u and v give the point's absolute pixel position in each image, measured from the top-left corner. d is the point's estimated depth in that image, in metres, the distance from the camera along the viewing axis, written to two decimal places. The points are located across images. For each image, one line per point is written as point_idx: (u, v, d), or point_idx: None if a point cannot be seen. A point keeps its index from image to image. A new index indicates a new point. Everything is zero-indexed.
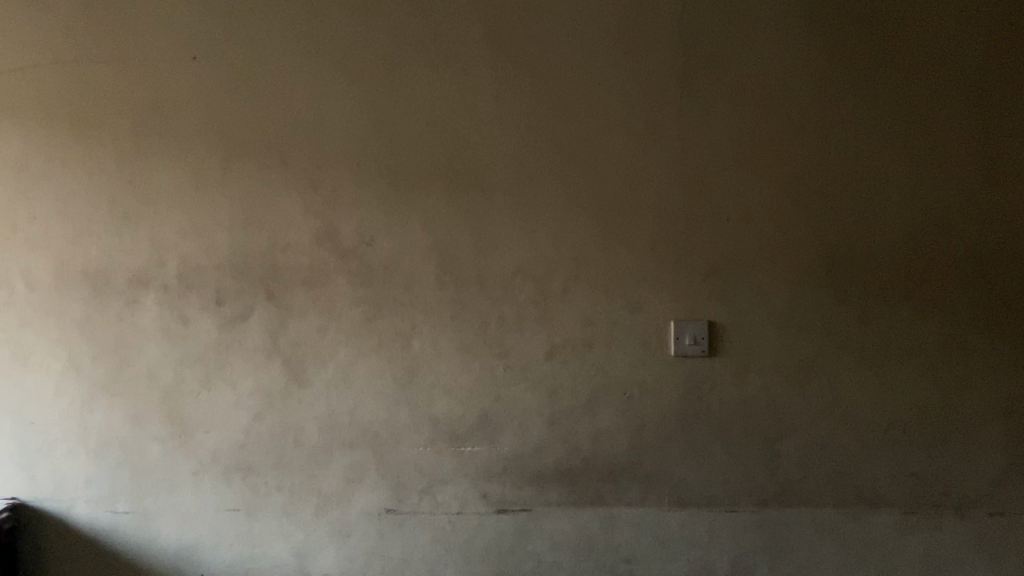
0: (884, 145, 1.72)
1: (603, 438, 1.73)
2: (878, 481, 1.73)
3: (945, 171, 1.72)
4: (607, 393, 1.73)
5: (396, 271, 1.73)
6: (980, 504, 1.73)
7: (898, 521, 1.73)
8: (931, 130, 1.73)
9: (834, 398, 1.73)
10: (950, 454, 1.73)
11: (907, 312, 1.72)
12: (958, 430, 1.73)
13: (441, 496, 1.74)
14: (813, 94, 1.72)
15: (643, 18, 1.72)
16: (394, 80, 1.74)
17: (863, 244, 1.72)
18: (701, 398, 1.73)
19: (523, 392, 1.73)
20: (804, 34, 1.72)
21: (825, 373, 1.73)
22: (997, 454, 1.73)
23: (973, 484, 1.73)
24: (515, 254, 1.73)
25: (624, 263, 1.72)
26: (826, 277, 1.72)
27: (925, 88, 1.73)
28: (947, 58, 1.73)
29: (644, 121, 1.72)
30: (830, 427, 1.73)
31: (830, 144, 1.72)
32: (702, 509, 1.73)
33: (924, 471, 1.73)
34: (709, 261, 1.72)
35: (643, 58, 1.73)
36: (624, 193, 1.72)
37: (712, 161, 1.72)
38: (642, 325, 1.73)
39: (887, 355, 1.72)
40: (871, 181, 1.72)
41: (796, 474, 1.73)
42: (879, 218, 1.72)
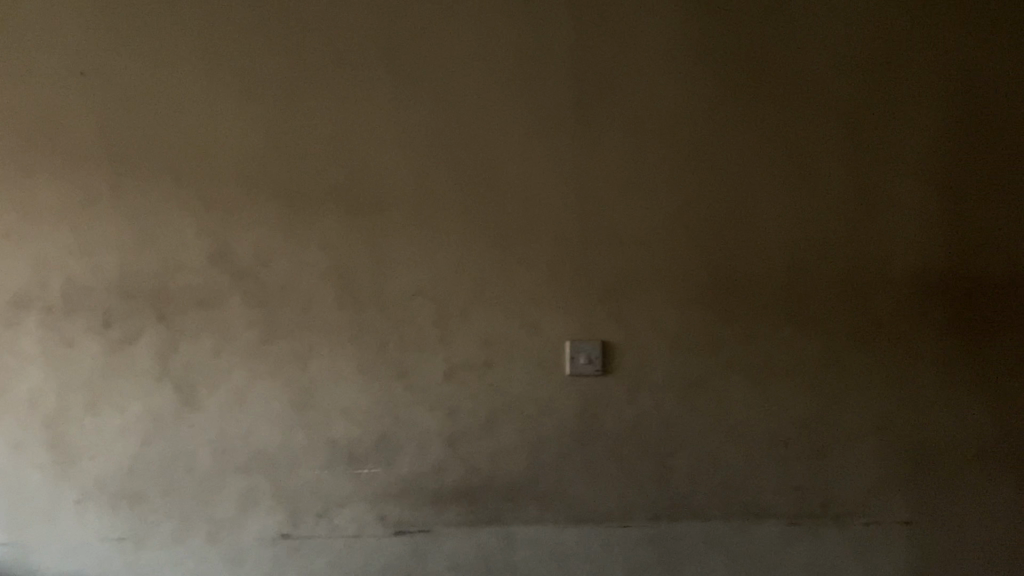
0: (767, 174, 1.81)
1: (502, 457, 1.75)
2: (763, 494, 1.81)
3: (822, 198, 1.83)
4: (505, 413, 1.75)
5: (293, 292, 1.72)
6: (856, 515, 1.83)
7: (781, 532, 1.81)
8: (810, 160, 1.83)
9: (722, 415, 1.80)
10: (830, 466, 1.82)
11: (789, 332, 1.81)
12: (836, 444, 1.82)
13: (338, 519, 1.73)
14: (701, 123, 1.80)
15: (540, 46, 1.77)
16: (292, 100, 1.73)
17: (747, 267, 1.81)
18: (596, 416, 1.77)
19: (421, 413, 1.74)
20: (691, 67, 1.80)
21: (713, 390, 1.80)
22: (873, 465, 1.83)
23: (851, 494, 1.83)
24: (414, 275, 1.74)
25: (522, 284, 1.76)
26: (714, 299, 1.80)
27: (807, 120, 1.83)
28: (823, 93, 1.83)
29: (542, 147, 1.77)
30: (718, 442, 1.80)
31: (716, 172, 1.80)
32: (597, 525, 1.78)
33: (805, 484, 1.82)
34: (604, 282, 1.78)
35: (540, 85, 1.77)
36: (522, 216, 1.76)
37: (607, 187, 1.78)
38: (539, 345, 1.76)
39: (773, 372, 1.81)
40: (758, 208, 1.81)
41: (686, 488, 1.79)
42: (767, 243, 1.81)
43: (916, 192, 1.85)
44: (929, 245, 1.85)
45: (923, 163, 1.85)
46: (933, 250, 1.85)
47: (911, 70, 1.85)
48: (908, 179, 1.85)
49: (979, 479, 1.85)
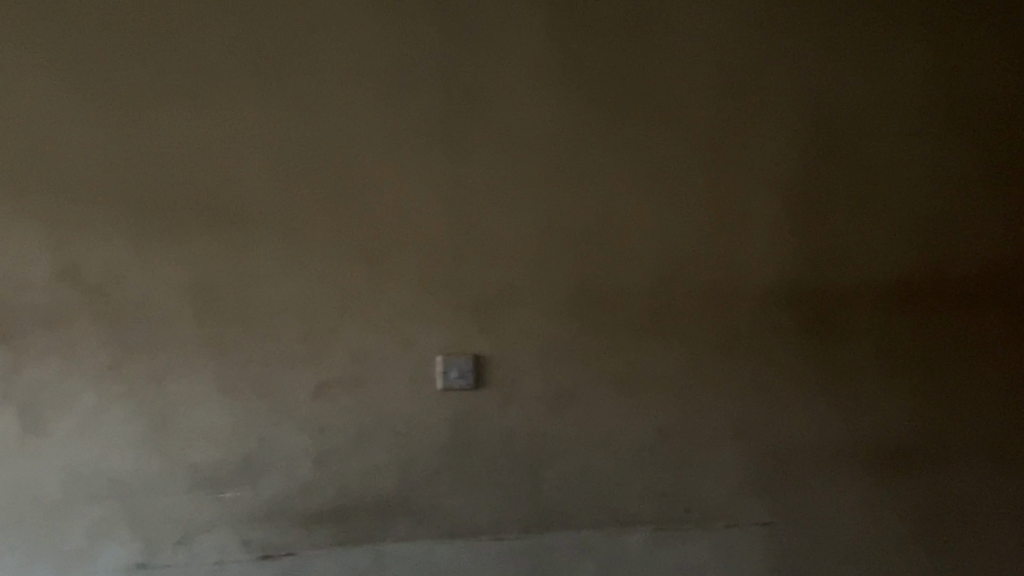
0: (631, 189, 1.86)
1: (372, 475, 1.73)
2: (631, 502, 1.86)
3: (684, 213, 1.88)
4: (376, 430, 1.73)
5: (149, 310, 1.64)
6: (719, 517, 1.90)
7: (648, 537, 1.87)
8: (672, 177, 1.88)
9: (591, 425, 1.83)
10: (693, 472, 1.89)
11: (653, 342, 1.87)
12: (700, 450, 1.89)
13: (198, 546, 1.67)
14: (567, 139, 1.83)
15: (407, 58, 1.76)
16: (146, 109, 1.65)
17: (612, 279, 1.85)
18: (468, 430, 1.77)
19: (288, 432, 1.69)
20: (557, 83, 1.82)
21: (583, 401, 1.83)
22: (734, 470, 1.91)
23: (714, 498, 1.90)
24: (279, 290, 1.69)
25: (392, 299, 1.74)
26: (580, 312, 1.83)
27: (670, 139, 1.88)
28: (684, 111, 1.88)
29: (409, 160, 1.76)
30: (588, 452, 1.83)
31: (582, 187, 1.83)
32: (469, 539, 1.78)
33: (671, 489, 1.88)
34: (474, 296, 1.78)
35: (408, 98, 1.76)
36: (390, 230, 1.74)
37: (475, 201, 1.78)
38: (409, 360, 1.75)
39: (639, 382, 1.86)
40: (623, 223, 1.85)
41: (557, 498, 1.82)
42: (631, 257, 1.86)
43: (773, 208, 1.93)
44: (784, 258, 1.93)
45: (779, 180, 1.93)
46: (789, 263, 1.93)
47: (768, 90, 1.92)
48: (765, 195, 1.92)
49: (831, 479, 1.95)
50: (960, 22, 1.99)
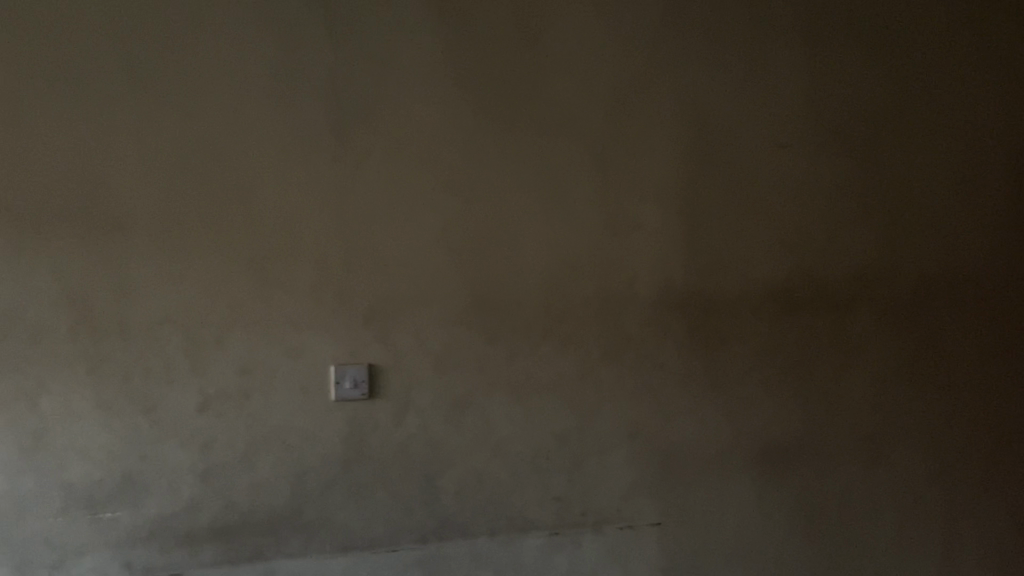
0: (524, 197, 1.87)
1: (262, 490, 1.68)
2: (527, 507, 1.87)
3: (576, 221, 1.91)
4: (267, 443, 1.69)
5: (18, 322, 1.55)
6: (612, 520, 1.94)
7: (545, 542, 1.88)
8: (564, 185, 1.90)
9: (487, 432, 1.84)
10: (588, 476, 1.92)
11: (548, 349, 1.89)
12: (594, 454, 1.92)
13: (76, 570, 1.58)
14: (461, 147, 1.83)
15: (297, 63, 1.72)
16: (14, 109, 1.56)
17: (507, 287, 1.86)
18: (362, 441, 1.75)
19: (172, 448, 1.63)
20: (450, 91, 1.82)
21: (478, 409, 1.83)
22: (626, 472, 1.95)
23: (608, 500, 1.94)
24: (161, 301, 1.63)
25: (282, 308, 1.70)
26: (475, 320, 1.84)
27: (562, 148, 1.90)
28: (575, 120, 1.91)
29: (300, 166, 1.72)
30: (484, 459, 1.84)
31: (476, 194, 1.84)
32: (364, 552, 1.75)
33: (566, 494, 1.90)
34: (367, 305, 1.76)
35: (298, 103, 1.72)
36: (279, 238, 1.70)
37: (368, 208, 1.76)
38: (301, 372, 1.71)
39: (534, 389, 1.88)
40: (517, 232, 1.87)
41: (453, 507, 1.81)
42: (525, 264, 1.87)
43: (661, 216, 1.98)
44: (672, 265, 1.98)
45: (667, 190, 1.98)
46: (676, 270, 1.99)
47: (655, 103, 1.97)
48: (654, 204, 1.97)
49: (718, 478, 2.02)
50: (828, 45, 2.11)
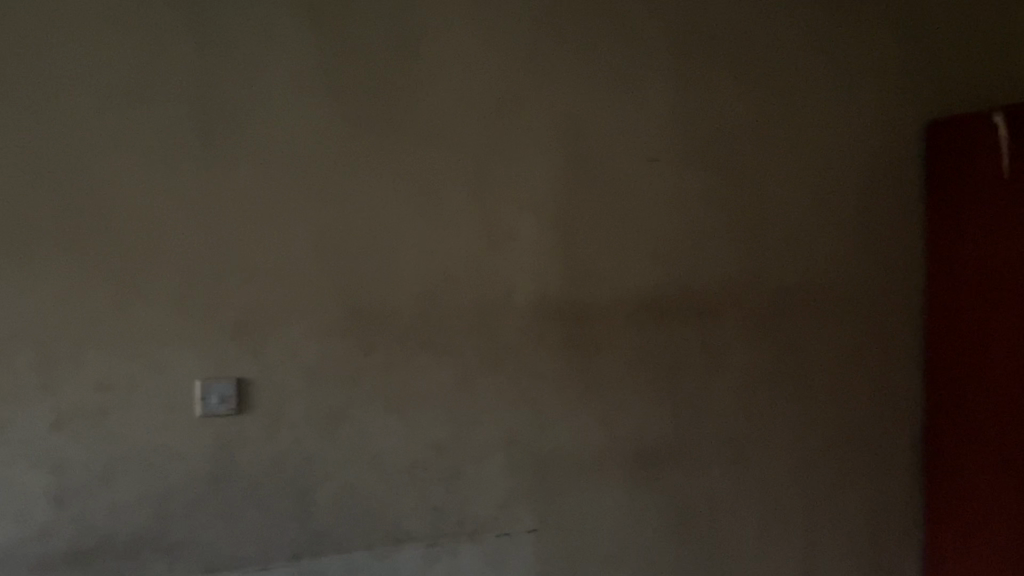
0: (399, 206, 1.87)
1: (122, 511, 1.62)
2: (403, 518, 1.87)
3: (453, 229, 1.92)
4: (128, 463, 1.63)
5: None
6: (489, 528, 1.96)
7: (422, 553, 1.88)
8: (440, 195, 1.91)
9: (361, 445, 1.83)
10: (464, 485, 1.93)
11: (424, 359, 1.89)
12: (470, 463, 1.94)
13: None
14: (335, 155, 1.81)
15: (161, 66, 1.66)
16: None
17: (382, 296, 1.84)
18: (230, 457, 1.71)
19: (23, 470, 1.55)
20: (324, 99, 1.80)
21: (353, 421, 1.82)
22: (503, 481, 1.97)
23: (484, 509, 1.95)
24: (11, 315, 1.54)
25: (145, 321, 1.64)
26: (350, 330, 1.81)
27: (438, 158, 1.91)
28: (451, 130, 1.92)
29: (164, 173, 1.66)
30: (359, 472, 1.82)
31: (351, 204, 1.82)
32: (233, 571, 1.72)
33: (443, 504, 1.91)
34: (237, 317, 1.71)
35: (162, 107, 1.66)
36: (142, 246, 1.64)
37: (238, 216, 1.71)
38: (164, 387, 1.66)
39: (409, 399, 1.87)
40: (393, 241, 1.86)
41: (328, 522, 1.80)
42: (401, 273, 1.86)
43: (536, 226, 2.01)
44: (548, 274, 2.01)
45: (542, 202, 2.01)
46: (552, 280, 2.02)
47: (529, 116, 2.00)
48: (530, 214, 2.00)
49: (592, 483, 2.07)
50: (699, 60, 2.18)
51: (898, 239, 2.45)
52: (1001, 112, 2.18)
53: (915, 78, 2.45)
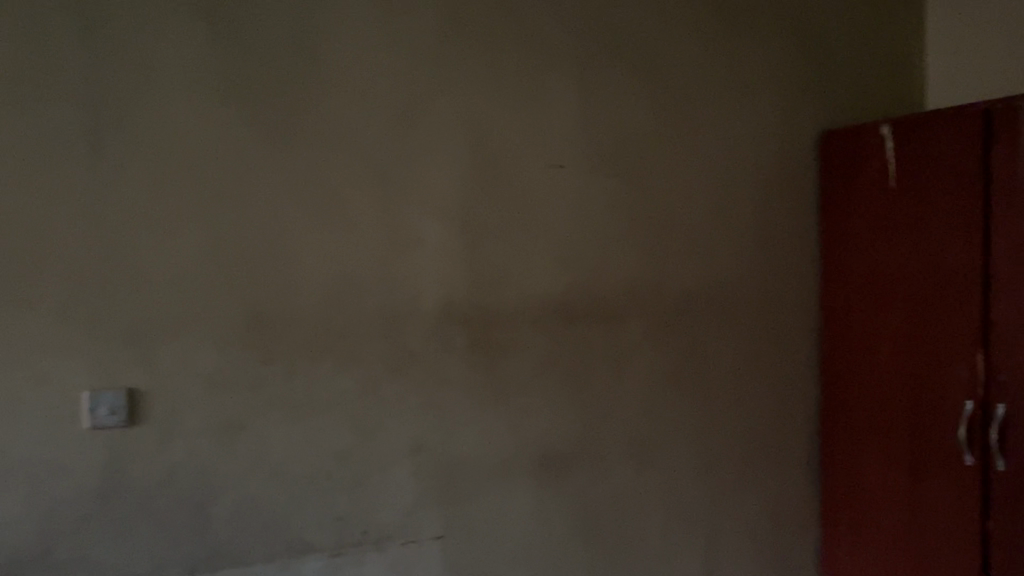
0: (300, 212, 1.84)
1: (5, 528, 1.59)
2: (305, 529, 1.85)
3: (355, 235, 1.89)
4: (10, 478, 1.59)
5: None
6: (395, 537, 1.95)
7: (325, 563, 1.87)
8: (343, 201, 1.88)
9: (260, 455, 1.80)
10: (368, 494, 1.91)
11: (327, 366, 1.86)
12: (375, 472, 1.92)
13: None
14: (232, 160, 1.77)
15: (46, 68, 1.61)
16: None
17: (282, 304, 1.82)
18: (121, 470, 1.68)
19: None
20: (220, 102, 1.76)
21: (252, 431, 1.79)
22: (409, 488, 1.96)
23: (390, 517, 1.94)
24: None
25: (29, 332, 1.60)
26: (248, 338, 1.78)
27: (341, 162, 1.88)
28: (354, 135, 1.89)
29: (50, 179, 1.62)
30: (258, 483, 1.80)
31: (249, 209, 1.78)
32: None
33: (347, 513, 1.89)
34: (128, 326, 1.68)
35: (47, 111, 1.61)
36: (25, 255, 1.60)
37: (129, 223, 1.68)
38: (50, 400, 1.62)
39: (311, 408, 1.85)
40: (293, 247, 1.83)
41: (225, 534, 1.77)
42: (301, 278, 1.83)
43: (442, 232, 2.00)
44: (454, 280, 2.01)
45: (448, 207, 2.01)
46: (458, 286, 2.01)
47: (434, 121, 1.99)
48: (435, 220, 1.99)
49: (500, 488, 2.08)
50: (604, 68, 2.21)
51: (795, 244, 2.54)
52: (888, 123, 2.28)
53: (812, 89, 2.54)
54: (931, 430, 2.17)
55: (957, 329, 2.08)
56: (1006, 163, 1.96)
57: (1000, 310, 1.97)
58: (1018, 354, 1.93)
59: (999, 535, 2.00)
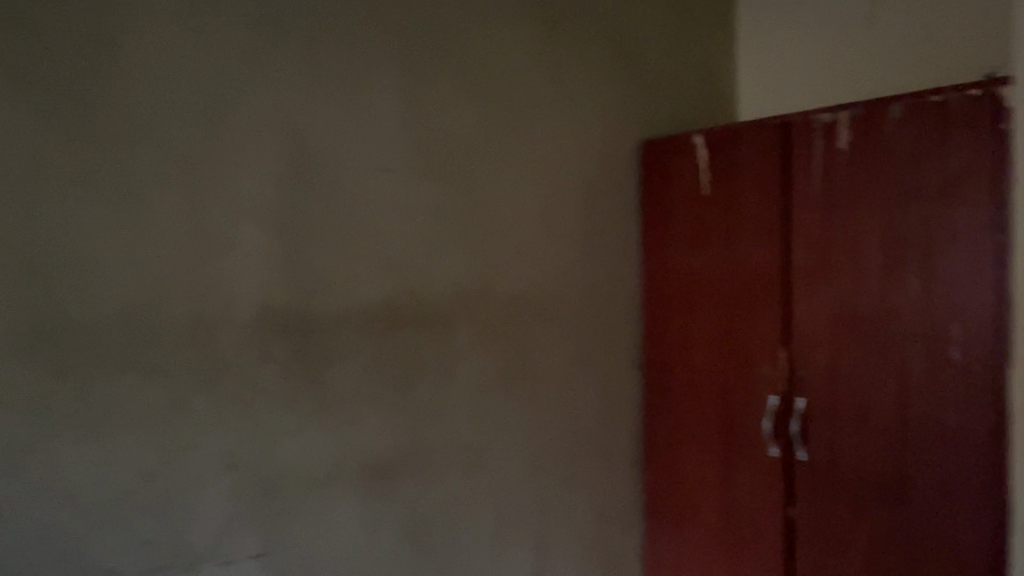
0: (96, 215, 1.72)
1: None
2: (106, 556, 1.75)
3: (160, 240, 1.79)
4: None
5: None
6: (207, 558, 1.86)
7: None
8: (146, 204, 1.77)
9: (52, 478, 1.69)
10: (177, 514, 1.82)
11: (128, 380, 1.76)
12: (184, 491, 1.83)
13: None
14: (14, 159, 1.64)
15: None
16: None
17: (76, 314, 1.70)
18: None
19: None
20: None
21: (41, 453, 1.67)
22: (223, 506, 1.88)
23: (202, 538, 1.85)
24: None
25: None
26: (35, 352, 1.66)
27: (142, 163, 1.77)
28: (156, 134, 1.79)
29: None
30: (50, 509, 1.69)
31: (36, 213, 1.66)
32: None
33: (153, 536, 1.80)
34: None
35: None
36: None
37: None
38: None
39: (110, 425, 1.74)
40: (88, 252, 1.71)
41: (12, 565, 1.66)
42: (97, 286, 1.72)
43: (258, 237, 1.92)
44: (271, 287, 1.93)
45: (265, 211, 1.93)
46: (276, 293, 1.94)
47: (248, 121, 1.91)
48: (250, 225, 1.91)
49: (323, 501, 2.02)
50: (427, 72, 2.19)
51: (619, 249, 2.61)
52: (701, 133, 2.39)
53: (632, 98, 2.63)
54: (741, 425, 2.29)
55: (762, 329, 2.21)
56: (802, 171, 2.10)
57: (799, 309, 2.11)
58: (814, 350, 2.07)
59: (802, 520, 2.14)
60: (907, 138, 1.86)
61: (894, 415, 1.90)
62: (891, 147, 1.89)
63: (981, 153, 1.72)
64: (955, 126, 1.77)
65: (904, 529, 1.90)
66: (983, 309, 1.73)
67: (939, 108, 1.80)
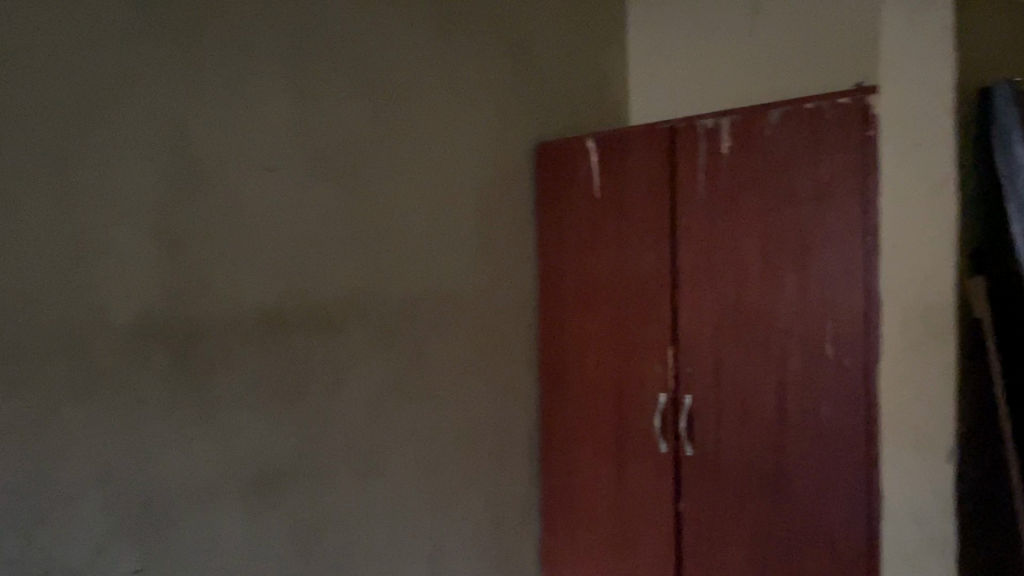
0: None
1: None
2: None
3: (27, 243, 1.69)
4: None
5: None
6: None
7: None
8: (11, 204, 1.67)
9: None
10: (48, 532, 1.72)
11: None
12: (56, 507, 1.73)
13: None
14: None
15: None
16: None
17: None
18: None
19: None
20: None
21: None
22: (98, 521, 1.79)
23: (75, 555, 1.76)
24: None
25: None
26: None
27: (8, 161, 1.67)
28: (23, 130, 1.69)
29: None
30: None
31: None
32: None
33: (22, 556, 1.69)
34: None
35: None
36: None
37: None
38: None
39: None
40: None
41: None
42: None
43: (135, 240, 1.84)
44: (149, 291, 1.86)
45: (143, 213, 1.85)
46: (154, 298, 1.86)
47: (125, 119, 1.83)
48: (126, 227, 1.83)
49: (207, 512, 1.96)
50: (315, 71, 2.15)
51: (513, 252, 2.62)
52: (592, 136, 2.43)
53: (525, 102, 2.64)
54: (631, 424, 2.34)
55: (652, 330, 2.26)
56: (688, 175, 2.16)
57: (686, 310, 2.17)
58: (700, 349, 2.14)
59: (690, 514, 2.20)
60: (784, 145, 1.94)
61: (774, 411, 1.98)
62: (769, 153, 1.97)
63: (851, 158, 1.81)
64: (828, 133, 1.85)
65: (783, 519, 1.98)
66: (854, 307, 1.81)
67: (812, 116, 1.88)
